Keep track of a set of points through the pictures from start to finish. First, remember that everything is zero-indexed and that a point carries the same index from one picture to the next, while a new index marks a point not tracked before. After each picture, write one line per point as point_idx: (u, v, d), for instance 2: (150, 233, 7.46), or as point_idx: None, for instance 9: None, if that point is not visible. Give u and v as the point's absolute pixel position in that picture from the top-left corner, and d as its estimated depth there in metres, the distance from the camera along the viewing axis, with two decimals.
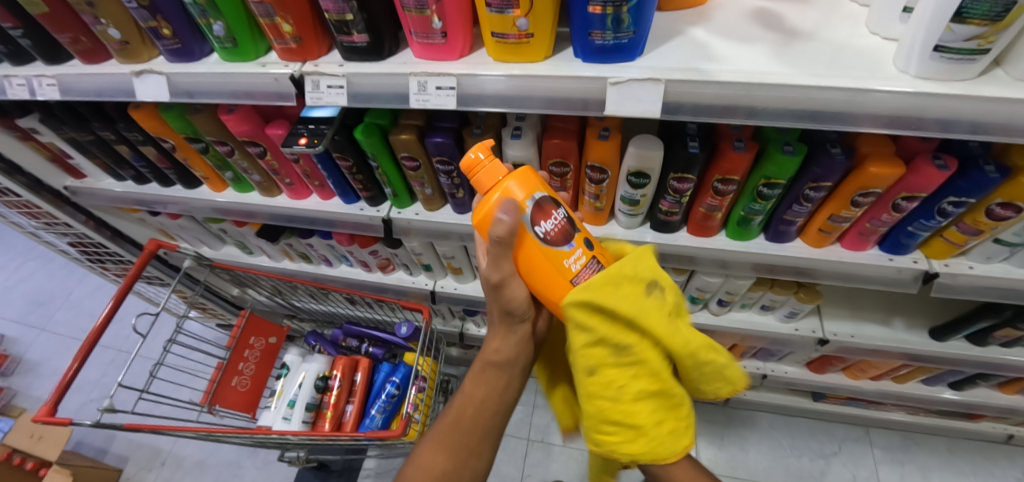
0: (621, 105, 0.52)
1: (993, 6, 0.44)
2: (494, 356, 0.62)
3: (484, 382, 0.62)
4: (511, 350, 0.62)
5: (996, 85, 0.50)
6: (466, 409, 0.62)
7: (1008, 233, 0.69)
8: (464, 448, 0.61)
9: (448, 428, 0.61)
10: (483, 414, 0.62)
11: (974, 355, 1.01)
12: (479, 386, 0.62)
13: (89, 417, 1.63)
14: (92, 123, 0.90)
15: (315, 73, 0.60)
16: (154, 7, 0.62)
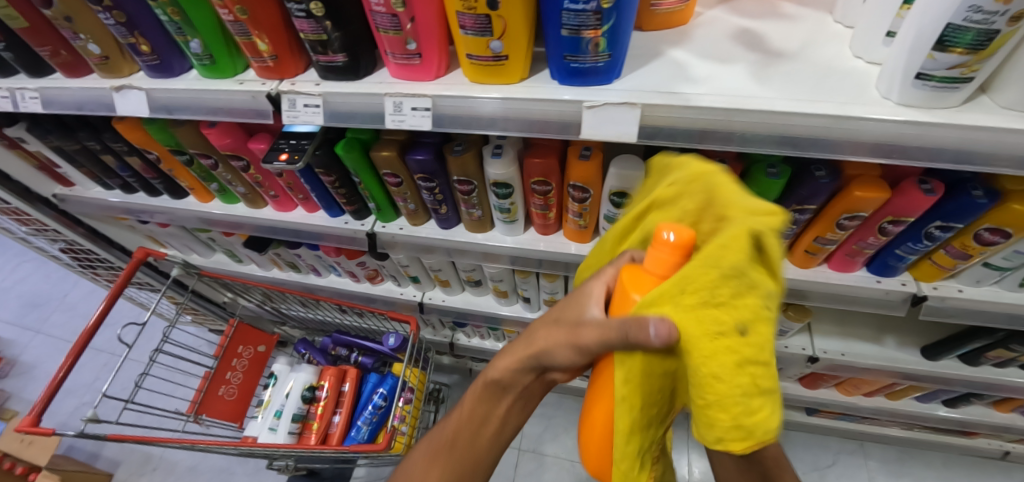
0: (597, 128, 0.51)
1: (975, 35, 0.42)
2: (497, 373, 0.60)
3: (485, 399, 0.62)
4: (513, 380, 0.59)
5: (981, 114, 0.48)
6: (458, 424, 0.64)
7: (998, 258, 0.68)
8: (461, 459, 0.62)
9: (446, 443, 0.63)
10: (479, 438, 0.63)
11: (967, 374, 1.00)
12: (480, 405, 0.63)
13: (71, 428, 1.61)
14: (78, 133, 0.89)
15: (291, 92, 0.60)
16: (132, 24, 0.62)
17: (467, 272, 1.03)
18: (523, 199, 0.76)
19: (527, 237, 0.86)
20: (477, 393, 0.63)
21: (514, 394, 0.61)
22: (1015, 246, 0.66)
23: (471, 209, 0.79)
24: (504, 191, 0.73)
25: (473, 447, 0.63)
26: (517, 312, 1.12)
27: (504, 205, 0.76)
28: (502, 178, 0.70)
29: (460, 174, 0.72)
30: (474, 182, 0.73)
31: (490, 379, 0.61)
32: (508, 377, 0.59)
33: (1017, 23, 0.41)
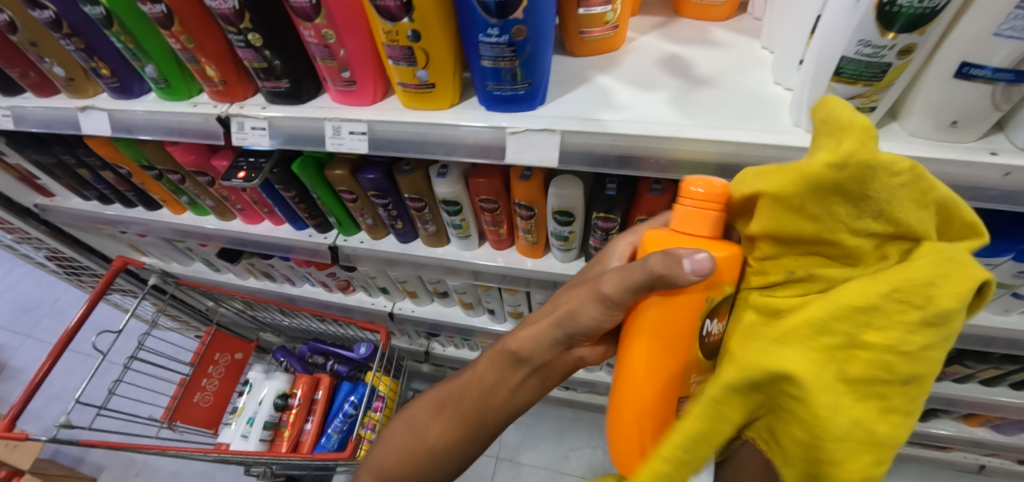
0: (521, 153, 0.53)
1: (870, 68, 0.43)
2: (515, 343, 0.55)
3: (498, 369, 0.58)
4: (534, 356, 0.54)
5: (886, 142, 0.50)
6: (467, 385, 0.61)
7: None
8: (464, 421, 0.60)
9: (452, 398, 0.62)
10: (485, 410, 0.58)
11: (926, 389, 1.00)
12: (494, 376, 0.58)
13: (46, 433, 1.63)
14: (53, 147, 0.93)
15: (239, 115, 0.63)
16: (91, 49, 0.65)
17: (432, 284, 1.05)
18: (474, 216, 0.78)
19: (482, 251, 0.88)
20: (494, 363, 0.59)
21: (530, 376, 0.56)
22: None
23: (425, 224, 0.81)
24: (454, 209, 0.75)
25: (475, 418, 0.59)
26: (484, 323, 1.14)
27: (455, 222, 0.78)
28: (449, 196, 0.72)
29: (411, 192, 0.74)
30: (425, 199, 0.76)
31: (511, 349, 0.57)
32: (530, 348, 0.54)
33: (906, 56, 0.42)
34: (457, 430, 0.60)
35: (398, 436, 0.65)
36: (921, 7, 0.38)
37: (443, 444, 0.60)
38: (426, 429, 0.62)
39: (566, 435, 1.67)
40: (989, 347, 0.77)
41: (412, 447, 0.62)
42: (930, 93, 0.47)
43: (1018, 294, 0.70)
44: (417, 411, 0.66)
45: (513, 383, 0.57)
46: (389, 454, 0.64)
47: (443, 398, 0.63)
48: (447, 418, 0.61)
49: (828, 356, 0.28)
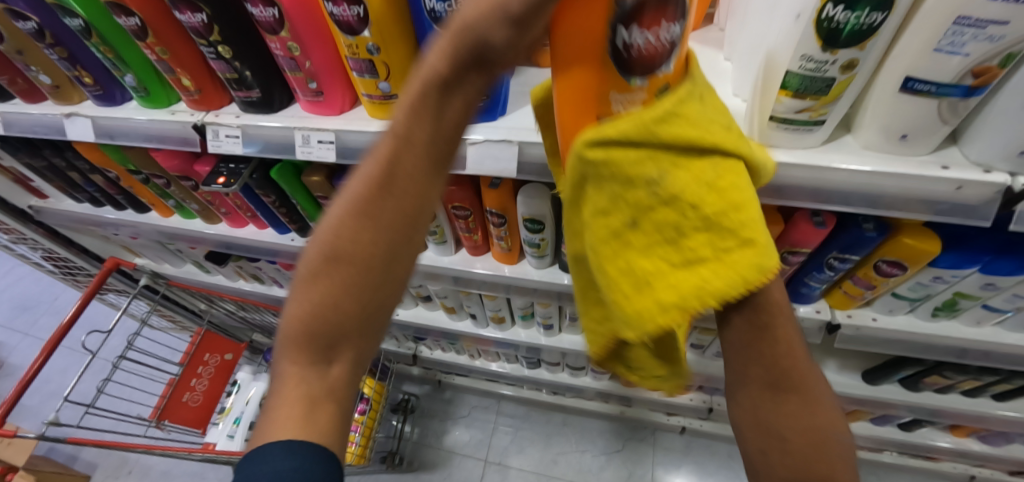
0: (481, 164, 0.55)
1: (816, 82, 0.44)
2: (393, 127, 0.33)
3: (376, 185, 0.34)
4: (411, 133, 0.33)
5: (839, 155, 0.51)
6: (334, 236, 0.36)
7: (903, 288, 0.69)
8: (355, 290, 0.36)
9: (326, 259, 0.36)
10: (384, 252, 0.35)
11: (907, 399, 1.00)
12: (368, 196, 0.34)
13: (35, 430, 1.65)
14: (44, 151, 0.95)
15: (214, 123, 0.64)
16: (74, 58, 0.66)
17: (415, 289, 1.07)
18: (448, 222, 0.80)
19: (459, 257, 0.89)
20: (361, 172, 0.35)
21: (418, 175, 0.34)
22: (916, 277, 0.67)
23: None
24: (427, 215, 0.75)
25: (371, 266, 0.35)
26: (467, 328, 1.16)
27: (430, 228, 0.79)
28: None
29: None
30: None
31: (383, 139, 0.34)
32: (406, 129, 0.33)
33: (849, 71, 0.43)
34: (355, 300, 0.36)
35: (289, 372, 0.38)
36: (858, 23, 0.39)
37: (340, 328, 0.37)
38: (308, 326, 0.37)
39: (554, 439, 1.67)
40: (963, 357, 0.77)
41: (310, 362, 0.38)
42: (880, 106, 0.48)
43: (989, 306, 0.69)
44: (289, 329, 0.38)
45: (399, 183, 0.34)
46: (280, 417, 0.37)
47: (308, 272, 0.37)
48: (325, 291, 0.36)
49: (672, 239, 0.32)
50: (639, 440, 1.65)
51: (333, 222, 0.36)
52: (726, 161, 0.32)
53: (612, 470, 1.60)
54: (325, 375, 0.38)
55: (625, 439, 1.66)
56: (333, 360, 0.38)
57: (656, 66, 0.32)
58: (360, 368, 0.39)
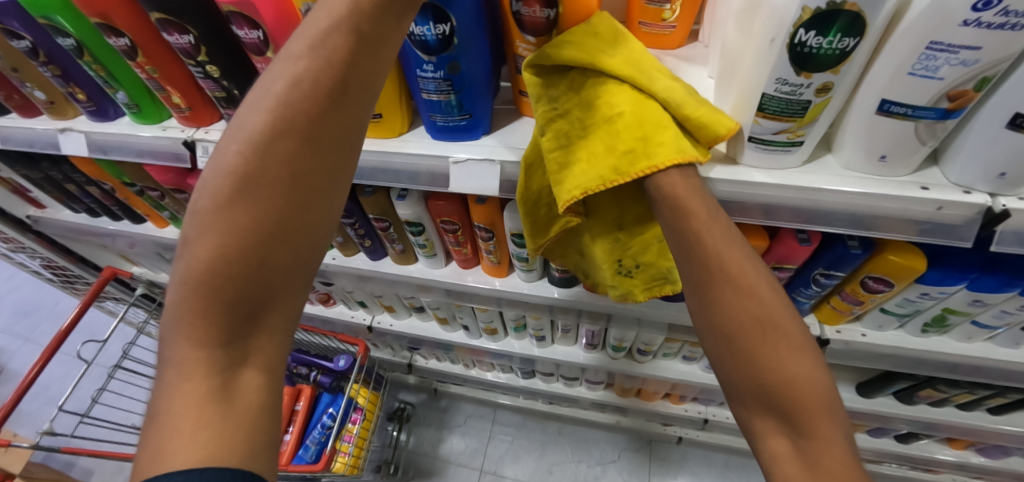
0: (464, 182, 0.55)
1: (791, 105, 0.44)
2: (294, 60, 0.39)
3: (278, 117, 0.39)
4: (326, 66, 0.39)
5: (819, 175, 0.51)
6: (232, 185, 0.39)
7: (892, 304, 0.69)
8: (267, 218, 0.39)
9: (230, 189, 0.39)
10: (301, 187, 0.41)
11: (901, 412, 0.99)
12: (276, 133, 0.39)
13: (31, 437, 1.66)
14: (41, 163, 0.96)
15: (204, 140, 0.65)
16: (67, 76, 0.67)
17: (408, 300, 1.07)
18: (437, 235, 0.80)
19: (450, 270, 0.89)
20: (260, 112, 0.39)
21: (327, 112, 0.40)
22: (904, 294, 0.66)
23: (393, 243, 0.83)
24: (417, 229, 0.76)
25: (286, 202, 0.40)
26: (460, 338, 1.16)
27: (419, 241, 0.79)
28: (411, 217, 0.73)
29: (376, 212, 0.76)
30: (389, 219, 0.77)
31: (281, 82, 0.39)
32: (310, 62, 0.39)
33: (824, 94, 0.43)
34: (266, 250, 0.40)
35: (186, 358, 0.38)
36: (830, 49, 0.39)
37: (256, 276, 0.40)
38: (211, 293, 0.39)
39: (550, 449, 1.67)
40: (954, 372, 0.77)
41: (215, 341, 0.39)
42: (858, 127, 0.48)
43: (979, 323, 0.69)
44: (189, 296, 0.39)
45: (324, 114, 0.40)
46: (182, 419, 0.36)
47: (200, 228, 0.39)
48: (233, 232, 0.39)
49: (569, 140, 0.50)
50: (635, 450, 1.64)
51: (232, 168, 0.39)
52: (615, 83, 0.47)
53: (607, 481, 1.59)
54: (239, 349, 0.40)
55: (621, 449, 1.65)
56: (253, 330, 0.41)
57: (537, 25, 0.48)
58: (282, 333, 0.43)
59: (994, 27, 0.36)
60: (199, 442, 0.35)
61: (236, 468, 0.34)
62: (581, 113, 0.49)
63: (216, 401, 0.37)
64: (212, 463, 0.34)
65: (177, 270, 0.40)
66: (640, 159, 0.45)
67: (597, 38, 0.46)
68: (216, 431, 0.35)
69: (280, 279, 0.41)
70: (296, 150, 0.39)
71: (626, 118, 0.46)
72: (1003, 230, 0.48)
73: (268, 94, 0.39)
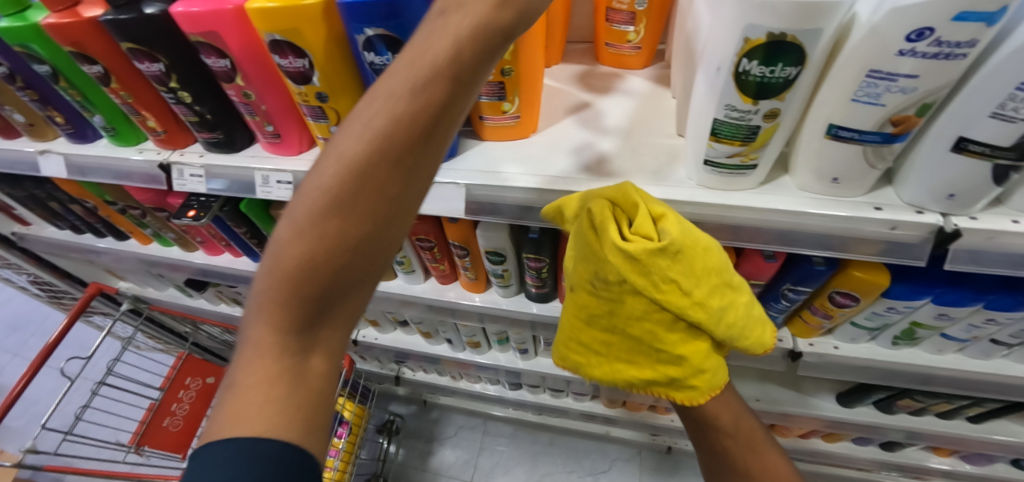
0: (431, 204, 0.57)
1: (742, 130, 0.46)
2: (434, 60, 0.34)
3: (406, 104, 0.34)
4: (461, 62, 0.35)
5: (775, 196, 0.52)
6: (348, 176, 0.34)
7: (860, 318, 0.70)
8: (375, 210, 0.35)
9: (343, 165, 0.34)
10: (410, 180, 0.36)
11: (881, 422, 1.00)
12: (402, 131, 0.34)
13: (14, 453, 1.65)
14: (25, 182, 0.97)
15: (179, 162, 0.66)
16: (45, 100, 0.68)
17: (391, 314, 1.07)
18: (415, 252, 0.81)
19: (429, 286, 0.90)
20: (392, 101, 0.34)
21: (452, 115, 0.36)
22: (871, 308, 0.67)
23: None
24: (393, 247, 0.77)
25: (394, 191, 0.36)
26: (445, 351, 1.16)
27: (397, 258, 0.80)
28: None
29: None
30: None
31: (423, 72, 0.34)
32: (446, 57, 0.34)
33: (772, 119, 0.44)
34: (367, 252, 0.36)
35: (263, 338, 0.35)
36: (773, 77, 0.41)
37: (351, 276, 0.36)
38: (303, 287, 0.35)
39: (540, 460, 1.66)
40: (927, 383, 0.77)
41: (297, 328, 0.36)
42: (810, 150, 0.49)
43: (947, 335, 0.70)
44: (278, 270, 0.35)
45: (447, 115, 0.36)
46: (251, 396, 0.34)
47: (305, 199, 0.35)
48: (334, 214, 0.34)
49: (604, 294, 0.57)
50: (625, 460, 1.64)
51: (354, 148, 0.34)
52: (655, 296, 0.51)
53: None
54: (309, 334, 0.37)
55: (612, 459, 1.65)
56: (329, 317, 0.38)
57: None
58: (349, 327, 0.39)
59: (929, 57, 0.37)
60: (267, 421, 0.34)
61: (289, 445, 0.33)
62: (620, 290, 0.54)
63: (285, 388, 0.35)
64: (266, 436, 0.33)
65: (271, 242, 0.36)
66: (650, 343, 0.57)
67: (680, 260, 0.48)
68: (279, 410, 0.34)
69: (368, 273, 0.37)
70: (413, 145, 0.35)
71: (677, 340, 0.55)
72: (956, 248, 0.49)
73: (406, 83, 0.34)
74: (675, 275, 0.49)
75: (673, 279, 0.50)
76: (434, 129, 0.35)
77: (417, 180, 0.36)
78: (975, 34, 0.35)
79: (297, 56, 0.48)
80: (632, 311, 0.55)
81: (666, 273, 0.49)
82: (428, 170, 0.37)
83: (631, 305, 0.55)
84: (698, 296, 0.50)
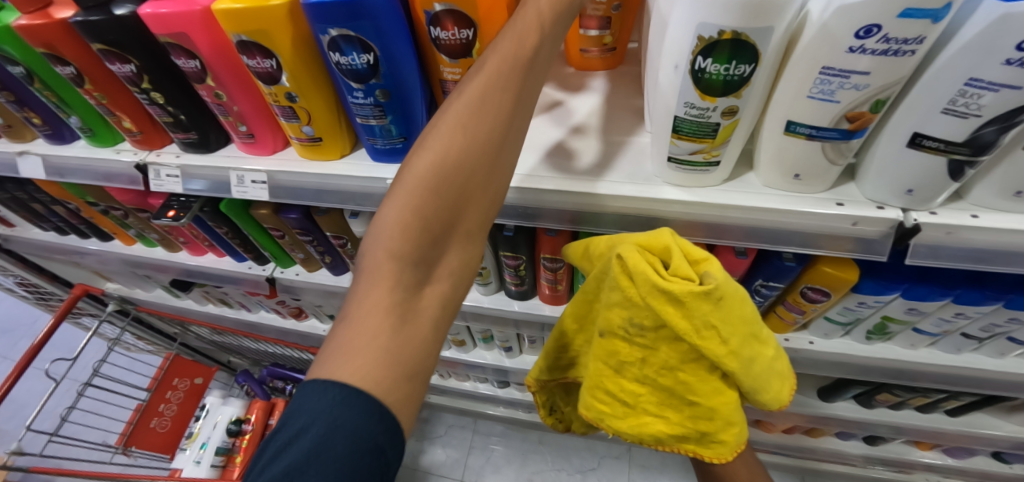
0: None
1: (703, 127, 0.46)
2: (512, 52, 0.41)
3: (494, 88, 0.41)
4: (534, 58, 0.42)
5: (741, 192, 0.53)
6: (469, 120, 0.40)
7: (834, 313, 0.70)
8: (469, 179, 0.39)
9: (446, 136, 0.39)
10: (494, 159, 0.41)
11: (862, 416, 1.01)
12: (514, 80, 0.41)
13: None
14: (6, 184, 0.97)
15: (155, 163, 0.66)
16: (22, 101, 0.68)
17: None
18: None
19: None
20: (482, 85, 0.41)
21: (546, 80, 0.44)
22: (843, 303, 0.68)
23: (352, 259, 0.84)
24: None
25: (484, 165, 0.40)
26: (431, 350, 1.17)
27: None
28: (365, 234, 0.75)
29: (332, 230, 0.78)
30: (346, 236, 0.79)
31: (506, 61, 0.41)
32: (520, 53, 0.42)
33: (731, 116, 0.45)
34: (472, 194, 0.40)
35: (382, 280, 0.36)
36: (729, 75, 0.41)
37: (458, 212, 0.39)
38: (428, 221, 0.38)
39: (530, 458, 1.67)
40: (901, 378, 0.78)
41: (414, 258, 0.37)
42: (772, 146, 0.50)
43: (919, 329, 0.70)
44: (390, 230, 0.37)
45: (532, 81, 0.43)
46: (358, 350, 0.34)
47: (411, 169, 0.39)
48: (437, 177, 0.38)
49: (638, 344, 0.55)
50: (615, 457, 1.65)
51: (455, 122, 0.39)
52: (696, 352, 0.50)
53: None
54: (413, 300, 0.37)
55: (601, 457, 1.66)
56: (425, 291, 0.38)
57: (461, 47, 0.49)
58: (445, 307, 0.39)
59: (879, 53, 0.38)
60: (375, 368, 0.33)
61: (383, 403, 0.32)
62: (655, 341, 0.53)
63: (396, 318, 0.35)
64: (373, 385, 0.33)
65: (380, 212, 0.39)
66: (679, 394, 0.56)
67: (721, 306, 0.46)
68: (384, 362, 0.34)
69: (461, 243, 0.40)
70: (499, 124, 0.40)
71: (705, 392, 0.55)
72: (917, 244, 0.50)
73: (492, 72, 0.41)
74: (721, 335, 0.48)
75: (717, 337, 0.48)
76: (512, 113, 0.41)
77: (500, 159, 0.41)
78: (921, 31, 0.36)
79: (265, 56, 0.48)
80: (666, 361, 0.54)
81: (712, 333, 0.47)
82: (507, 155, 0.42)
83: (667, 357, 0.54)
84: (734, 348, 0.49)
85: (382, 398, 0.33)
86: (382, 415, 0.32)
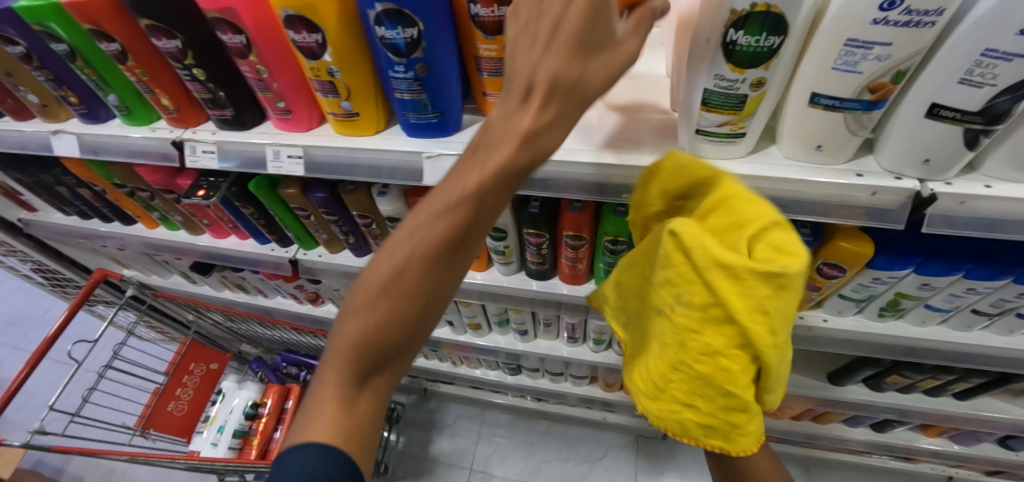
0: (436, 176, 0.59)
1: (731, 99, 0.49)
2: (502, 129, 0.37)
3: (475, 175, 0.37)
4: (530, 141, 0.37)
5: (763, 164, 0.55)
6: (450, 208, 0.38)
7: (848, 290, 0.73)
8: (439, 269, 0.39)
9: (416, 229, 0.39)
10: (467, 246, 0.40)
11: (871, 399, 1.03)
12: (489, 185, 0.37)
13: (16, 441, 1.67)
14: (33, 167, 0.99)
15: (192, 139, 0.68)
16: (59, 79, 0.70)
17: None
18: None
19: None
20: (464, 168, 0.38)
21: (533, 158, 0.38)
22: (857, 279, 0.70)
23: (375, 239, 0.86)
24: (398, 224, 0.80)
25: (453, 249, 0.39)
26: (447, 334, 1.19)
27: None
28: (392, 212, 0.77)
29: (358, 209, 0.79)
30: (371, 216, 0.81)
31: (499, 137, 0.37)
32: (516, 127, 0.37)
33: (758, 88, 0.47)
34: (439, 286, 0.40)
35: (347, 352, 0.41)
36: (758, 47, 0.44)
37: (423, 305, 0.40)
38: (384, 326, 0.40)
39: (538, 447, 1.69)
40: (911, 355, 0.80)
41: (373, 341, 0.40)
42: (794, 120, 0.52)
43: (931, 306, 0.72)
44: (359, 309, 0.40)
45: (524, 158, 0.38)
46: (321, 411, 0.40)
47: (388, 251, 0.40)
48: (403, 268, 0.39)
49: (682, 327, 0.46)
50: (622, 446, 1.67)
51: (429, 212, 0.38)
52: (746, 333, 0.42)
53: (594, 477, 1.61)
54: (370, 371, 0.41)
55: (608, 446, 1.68)
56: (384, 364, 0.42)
57: (499, 24, 0.51)
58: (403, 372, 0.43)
59: (901, 25, 0.40)
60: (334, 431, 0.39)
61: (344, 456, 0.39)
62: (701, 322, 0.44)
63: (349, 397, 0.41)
64: (334, 444, 0.39)
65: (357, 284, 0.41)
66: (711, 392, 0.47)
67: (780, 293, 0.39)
68: (342, 427, 0.40)
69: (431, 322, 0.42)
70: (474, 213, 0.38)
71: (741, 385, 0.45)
72: (932, 213, 0.52)
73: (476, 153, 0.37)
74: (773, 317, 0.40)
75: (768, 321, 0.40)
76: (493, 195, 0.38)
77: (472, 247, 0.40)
78: (942, 2, 0.38)
79: (310, 31, 0.50)
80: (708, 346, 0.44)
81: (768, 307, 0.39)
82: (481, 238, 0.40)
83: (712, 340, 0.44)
84: (780, 338, 0.42)
85: (348, 463, 0.39)
86: (357, 480, 0.39)
